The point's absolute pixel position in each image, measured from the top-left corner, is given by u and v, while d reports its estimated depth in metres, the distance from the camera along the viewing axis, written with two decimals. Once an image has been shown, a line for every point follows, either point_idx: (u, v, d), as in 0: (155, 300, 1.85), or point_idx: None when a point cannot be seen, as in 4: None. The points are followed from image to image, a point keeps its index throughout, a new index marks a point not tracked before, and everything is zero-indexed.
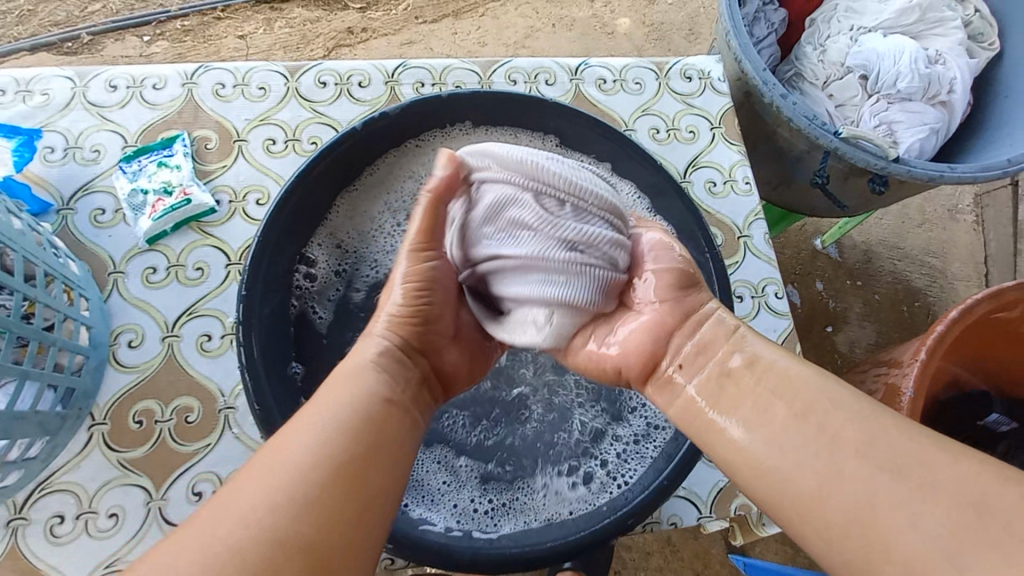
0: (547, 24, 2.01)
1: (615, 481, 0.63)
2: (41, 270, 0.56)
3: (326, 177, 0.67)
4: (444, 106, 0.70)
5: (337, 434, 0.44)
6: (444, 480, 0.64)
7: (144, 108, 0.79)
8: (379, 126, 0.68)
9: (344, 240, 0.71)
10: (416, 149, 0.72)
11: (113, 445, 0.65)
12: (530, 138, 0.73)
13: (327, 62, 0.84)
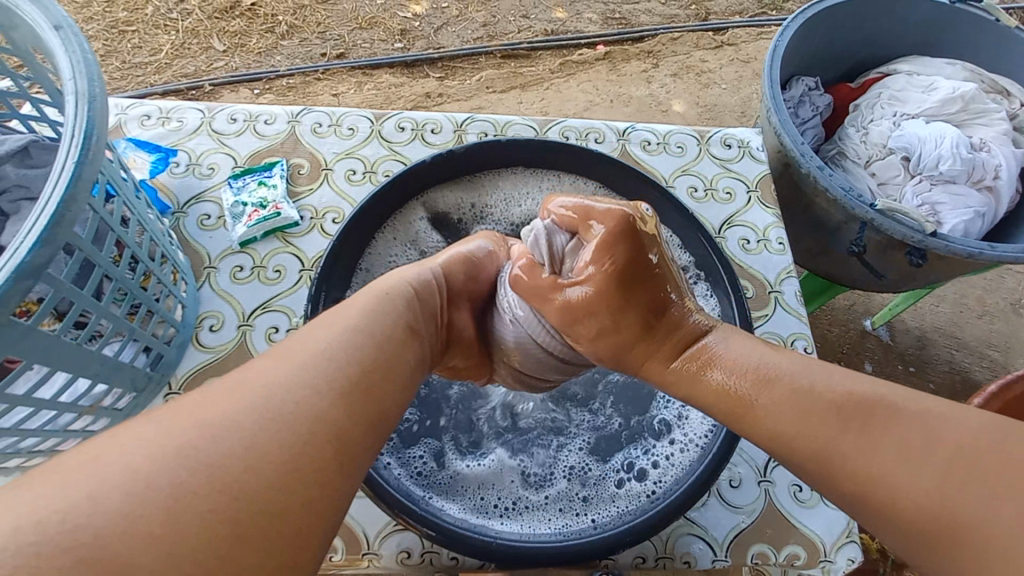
0: (606, 100, 2.18)
1: (635, 490, 0.66)
2: (160, 252, 0.68)
3: (391, 201, 0.75)
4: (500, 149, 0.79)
5: (348, 343, 0.48)
6: (470, 473, 0.68)
7: (254, 137, 0.95)
8: (443, 161, 0.77)
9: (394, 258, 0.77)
10: (470, 183, 0.81)
11: None
12: (572, 183, 0.81)
13: (407, 112, 0.99)
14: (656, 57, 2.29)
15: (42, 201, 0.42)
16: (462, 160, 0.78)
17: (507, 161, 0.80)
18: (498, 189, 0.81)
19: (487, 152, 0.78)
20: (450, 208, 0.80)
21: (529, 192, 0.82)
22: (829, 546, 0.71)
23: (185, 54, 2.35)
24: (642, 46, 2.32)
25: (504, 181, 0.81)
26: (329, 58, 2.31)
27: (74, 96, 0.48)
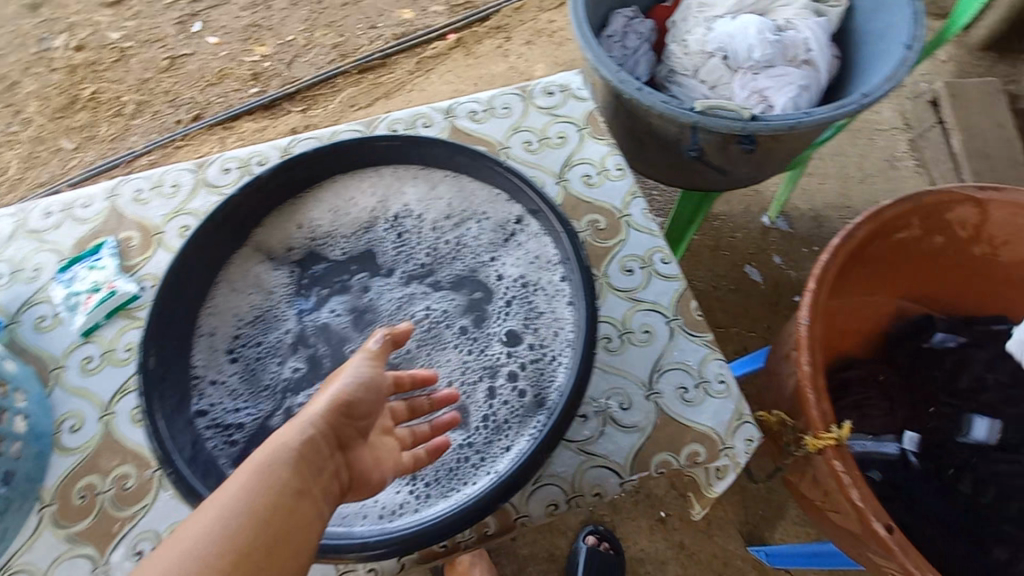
0: (470, 84, 2.19)
1: (537, 402, 0.67)
2: None
3: (213, 238, 0.72)
4: (312, 158, 0.77)
5: (235, 517, 0.43)
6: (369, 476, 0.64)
7: (76, 224, 0.91)
8: (256, 185, 0.75)
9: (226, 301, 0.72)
10: (295, 202, 0.79)
11: (61, 523, 0.70)
12: (394, 171, 0.81)
13: (228, 153, 0.96)
14: (507, 31, 2.31)
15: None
16: (272, 182, 0.76)
17: (321, 170, 0.79)
18: (323, 203, 0.79)
19: (295, 167, 0.76)
20: (280, 231, 0.77)
21: (353, 194, 0.80)
22: (724, 433, 0.73)
23: (35, 163, 2.23)
24: (490, 24, 2.33)
25: (325, 192, 0.80)
26: (185, 123, 2.23)
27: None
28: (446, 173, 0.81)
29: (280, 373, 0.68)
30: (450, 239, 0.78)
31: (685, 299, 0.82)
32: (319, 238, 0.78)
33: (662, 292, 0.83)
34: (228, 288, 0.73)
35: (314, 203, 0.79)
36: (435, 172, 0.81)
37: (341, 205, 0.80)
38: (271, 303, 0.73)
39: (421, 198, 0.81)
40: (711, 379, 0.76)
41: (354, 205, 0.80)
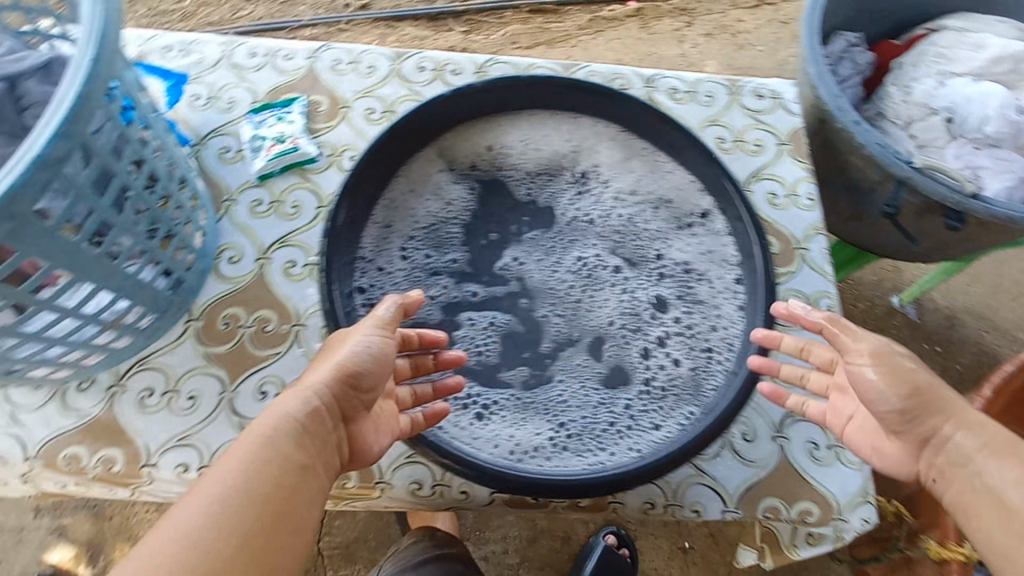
0: (635, 59, 2.11)
1: (692, 392, 0.65)
2: (179, 176, 0.68)
3: (403, 139, 0.73)
4: (519, 86, 0.75)
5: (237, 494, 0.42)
6: (502, 411, 0.64)
7: (274, 73, 0.93)
8: (461, 96, 0.74)
9: (397, 202, 0.73)
10: (486, 124, 0.78)
11: (203, 340, 0.75)
12: (590, 124, 0.78)
13: (428, 51, 0.96)
14: (690, 16, 2.19)
15: (60, 95, 0.41)
16: (477, 97, 0.75)
17: (527, 102, 0.78)
18: (515, 132, 0.78)
19: (505, 87, 0.75)
20: (465, 149, 0.77)
21: (547, 134, 0.78)
22: (843, 505, 0.70)
23: (210, 2, 2.31)
24: (676, 3, 2.21)
25: (520, 123, 0.78)
26: (353, 9, 2.25)
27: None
28: (645, 145, 0.78)
29: (446, 288, 0.69)
30: (628, 210, 0.75)
31: None
32: (502, 166, 0.77)
33: None
34: (406, 187, 0.75)
35: (504, 132, 0.77)
36: (635, 139, 0.78)
37: (532, 141, 0.77)
38: (448, 218, 0.73)
39: (613, 161, 0.77)
40: (847, 447, 0.72)
41: (545, 145, 0.77)
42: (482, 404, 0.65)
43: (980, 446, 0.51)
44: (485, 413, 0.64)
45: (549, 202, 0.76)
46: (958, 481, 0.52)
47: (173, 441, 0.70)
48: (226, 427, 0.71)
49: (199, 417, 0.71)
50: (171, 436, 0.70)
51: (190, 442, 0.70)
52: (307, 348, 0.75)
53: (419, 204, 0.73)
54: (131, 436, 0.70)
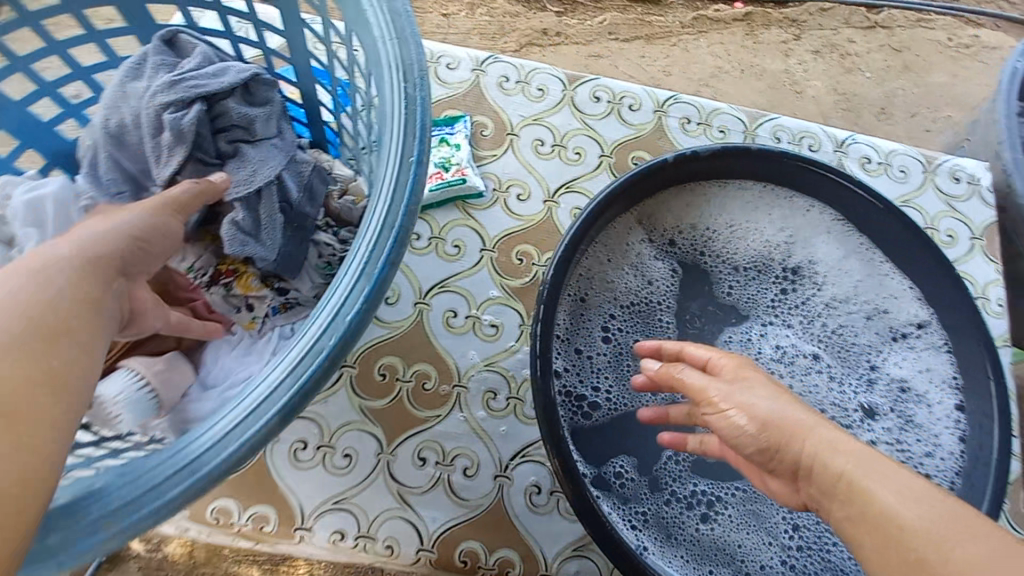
0: (736, 69, 1.98)
1: None
2: None
3: (618, 205, 0.64)
4: (747, 158, 0.67)
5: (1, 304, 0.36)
6: (717, 525, 0.60)
7: (435, 83, 0.83)
8: (686, 164, 0.65)
9: (594, 272, 0.66)
10: (695, 190, 0.69)
11: (359, 391, 0.69)
12: (805, 206, 0.71)
13: (604, 79, 0.86)
14: (800, 28, 2.05)
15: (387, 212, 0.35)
16: (697, 168, 0.66)
17: (740, 176, 0.68)
18: (728, 207, 0.70)
19: (730, 159, 0.66)
20: (669, 217, 0.69)
21: (761, 213, 0.71)
22: None
23: None
24: (787, 12, 2.05)
25: (735, 199, 0.70)
26: None
27: (394, 65, 0.38)
28: (861, 239, 0.71)
29: None
30: (841, 310, 0.70)
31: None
32: (709, 247, 0.71)
33: None
34: (608, 257, 0.67)
35: (713, 204, 0.70)
36: (852, 232, 0.70)
37: (748, 223, 0.71)
38: (653, 299, 0.69)
39: (829, 254, 0.71)
40: None
41: (760, 228, 0.71)
42: (706, 512, 0.61)
43: (855, 466, 0.38)
44: (706, 528, 0.60)
45: (760, 291, 0.71)
46: (846, 505, 0.38)
47: (327, 503, 0.64)
48: (384, 494, 0.65)
49: (355, 479, 0.65)
50: (326, 498, 0.64)
51: (345, 506, 0.65)
52: (469, 413, 0.70)
53: (619, 276, 0.67)
54: (282, 494, 0.64)
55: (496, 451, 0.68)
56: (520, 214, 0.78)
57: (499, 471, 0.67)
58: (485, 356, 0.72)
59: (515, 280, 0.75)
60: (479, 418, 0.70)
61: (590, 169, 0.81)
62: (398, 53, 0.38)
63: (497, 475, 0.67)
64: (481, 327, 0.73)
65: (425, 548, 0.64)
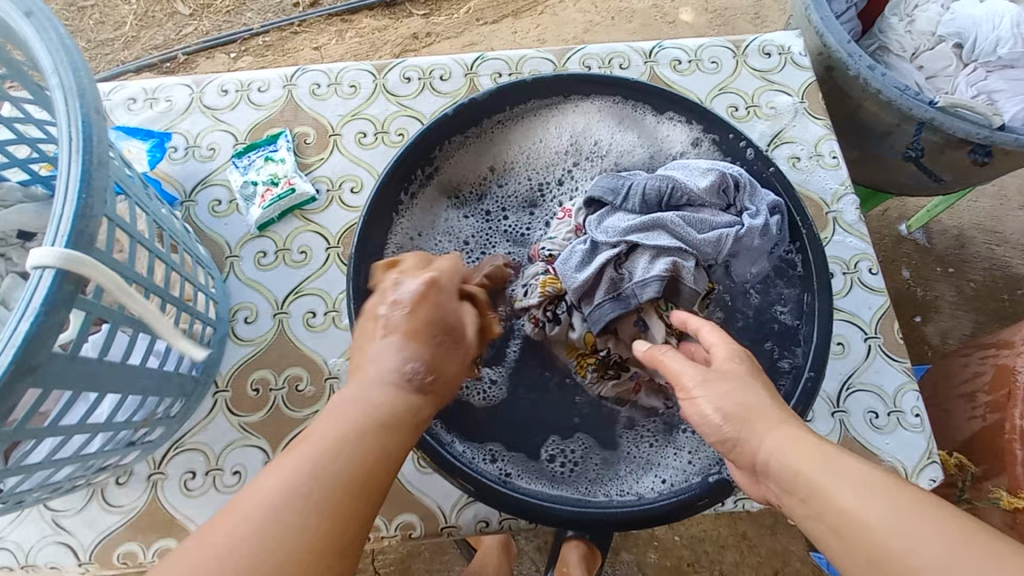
0: (606, 17, 2.02)
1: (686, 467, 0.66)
2: (183, 251, 0.62)
3: (410, 167, 0.72)
4: (518, 89, 0.76)
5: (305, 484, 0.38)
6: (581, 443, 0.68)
7: (251, 109, 0.87)
8: (463, 113, 0.74)
9: (413, 230, 0.73)
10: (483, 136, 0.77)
11: (235, 411, 0.72)
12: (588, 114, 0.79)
13: (410, 59, 0.90)
14: None
15: (56, 217, 0.37)
16: (473, 111, 0.75)
17: (515, 107, 0.77)
18: (510, 140, 0.78)
19: (502, 95, 0.76)
20: (468, 168, 0.77)
21: (544, 131, 0.79)
22: (911, 469, 0.70)
23: (150, 22, 2.00)
24: None
25: (513, 129, 0.78)
26: (303, 7, 2.04)
27: (66, 90, 0.41)
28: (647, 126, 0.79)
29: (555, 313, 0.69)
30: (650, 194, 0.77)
31: (888, 318, 0.76)
32: (498, 185, 0.78)
33: (864, 305, 0.76)
34: (419, 225, 0.73)
35: (506, 141, 0.78)
36: (621, 117, 0.79)
37: (530, 146, 0.79)
38: (476, 248, 0.76)
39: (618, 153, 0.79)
40: (907, 411, 0.72)
41: (540, 150, 0.79)
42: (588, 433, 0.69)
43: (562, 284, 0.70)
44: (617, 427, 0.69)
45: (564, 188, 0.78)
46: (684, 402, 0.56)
47: None
48: None
49: None
50: None
51: None
52: None
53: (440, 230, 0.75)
54: (181, 524, 0.67)
55: None
56: (355, 205, 0.82)
57: None
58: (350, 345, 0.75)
59: None
60: None
61: None
62: (63, 82, 0.42)
63: None
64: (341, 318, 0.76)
65: None
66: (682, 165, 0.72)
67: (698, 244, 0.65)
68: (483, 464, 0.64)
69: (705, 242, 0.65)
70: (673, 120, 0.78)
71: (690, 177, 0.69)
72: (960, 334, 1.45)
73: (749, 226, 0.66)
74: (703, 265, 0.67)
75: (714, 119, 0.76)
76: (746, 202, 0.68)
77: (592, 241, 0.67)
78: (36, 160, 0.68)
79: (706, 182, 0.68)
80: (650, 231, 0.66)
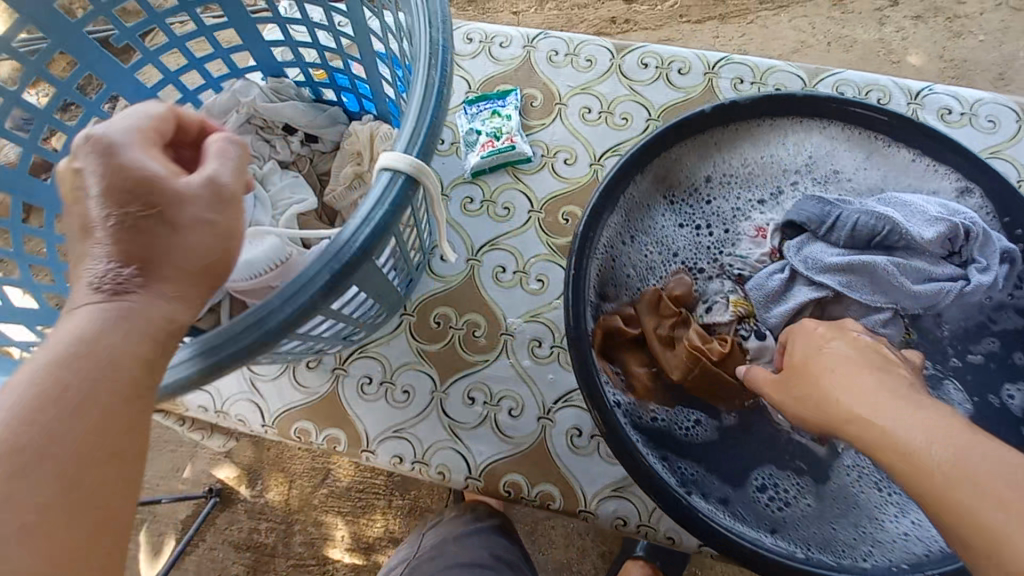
0: (821, 42, 1.87)
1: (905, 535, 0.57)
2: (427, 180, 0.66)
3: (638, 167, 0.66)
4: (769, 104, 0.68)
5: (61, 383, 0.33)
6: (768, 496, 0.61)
7: (489, 62, 0.91)
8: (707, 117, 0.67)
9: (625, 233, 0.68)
10: (716, 145, 0.70)
11: (416, 336, 0.77)
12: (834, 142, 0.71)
13: (653, 45, 0.88)
14: None
15: (412, 129, 0.40)
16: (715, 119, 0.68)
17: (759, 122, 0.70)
18: (734, 153, 0.71)
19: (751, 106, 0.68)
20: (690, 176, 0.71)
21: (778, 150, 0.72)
22: None
23: None
24: None
25: (738, 141, 0.71)
26: None
27: (426, 17, 0.44)
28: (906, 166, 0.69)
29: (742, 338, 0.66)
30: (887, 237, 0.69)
31: None
32: (709, 200, 0.73)
33: None
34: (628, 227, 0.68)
35: (738, 155, 0.71)
36: (864, 145, 0.70)
37: (750, 164, 0.72)
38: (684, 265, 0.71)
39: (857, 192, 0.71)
40: None
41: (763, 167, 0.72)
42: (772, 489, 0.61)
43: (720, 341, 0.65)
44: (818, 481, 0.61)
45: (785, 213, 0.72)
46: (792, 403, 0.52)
47: (388, 431, 0.72)
48: (438, 427, 0.72)
49: (412, 412, 0.73)
50: (387, 427, 0.72)
51: (403, 434, 0.72)
52: (515, 358, 0.75)
53: (647, 236, 0.70)
54: (350, 421, 0.73)
55: (540, 394, 0.73)
56: (566, 176, 0.83)
57: (542, 413, 0.72)
58: (530, 308, 0.76)
59: (561, 238, 0.80)
60: (525, 365, 0.74)
61: (636, 134, 0.84)
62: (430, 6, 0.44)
63: (539, 416, 0.72)
64: (527, 281, 0.78)
65: (473, 478, 0.70)
66: (900, 202, 0.66)
67: (923, 297, 0.62)
68: (670, 478, 0.58)
69: (922, 296, 0.62)
70: (926, 162, 0.69)
71: (911, 223, 0.63)
72: None
73: (978, 284, 0.62)
74: (902, 312, 0.64)
75: (996, 173, 0.65)
76: (978, 255, 0.63)
77: (789, 271, 0.66)
78: (316, 65, 0.75)
79: (928, 226, 0.63)
80: (860, 275, 0.63)
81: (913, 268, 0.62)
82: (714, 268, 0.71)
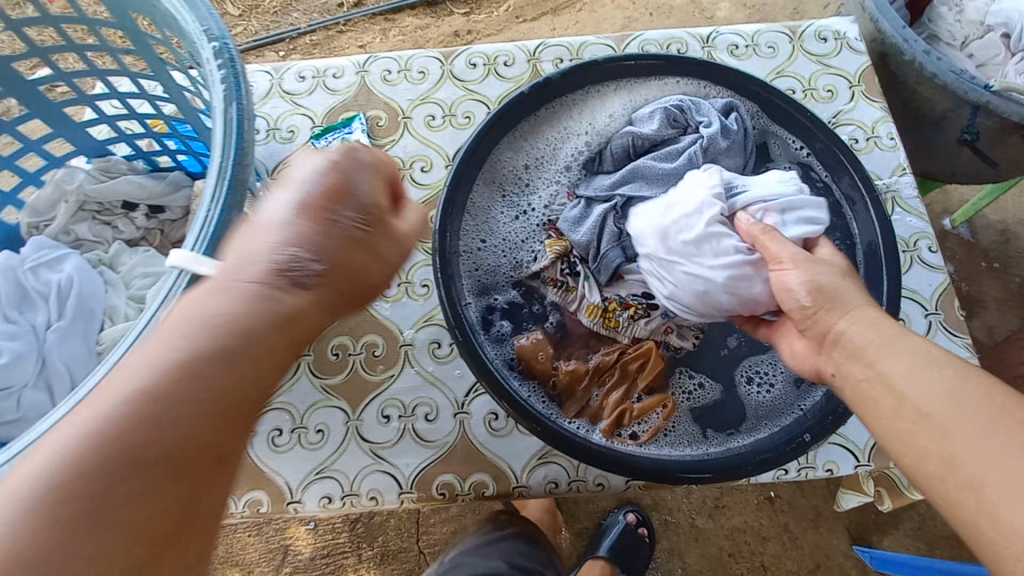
0: (645, 14, 2.04)
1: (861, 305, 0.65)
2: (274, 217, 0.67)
3: (467, 170, 0.67)
4: (568, 76, 0.71)
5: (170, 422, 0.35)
6: (696, 388, 0.63)
7: (327, 94, 0.91)
8: (518, 103, 0.69)
9: (474, 237, 0.68)
10: (533, 127, 0.72)
11: (317, 373, 0.76)
12: (637, 87, 0.74)
13: (475, 46, 0.93)
14: None
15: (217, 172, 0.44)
16: (524, 103, 0.70)
17: (565, 94, 0.72)
18: (544, 133, 0.72)
19: (554, 84, 0.71)
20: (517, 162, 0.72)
21: (589, 113, 0.73)
22: None
23: None
24: None
25: (541, 124, 0.72)
26: (346, 8, 1.96)
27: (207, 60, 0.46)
28: (699, 95, 0.75)
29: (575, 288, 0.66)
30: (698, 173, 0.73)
31: (949, 295, 0.77)
32: (534, 181, 0.72)
33: (925, 282, 0.77)
34: (477, 237, 0.69)
35: (553, 128, 0.72)
36: (645, 92, 0.74)
37: (560, 132, 0.73)
38: (523, 248, 0.70)
39: None
40: None
41: (572, 130, 0.73)
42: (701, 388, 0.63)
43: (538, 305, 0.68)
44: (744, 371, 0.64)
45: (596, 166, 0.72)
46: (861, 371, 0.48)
47: (310, 476, 0.71)
48: (359, 454, 0.72)
49: (330, 449, 0.72)
50: (308, 471, 0.71)
51: (327, 474, 0.71)
52: (420, 366, 0.76)
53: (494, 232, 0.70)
54: (269, 476, 0.71)
55: (451, 392, 0.74)
56: (426, 183, 0.85)
57: (458, 408, 0.74)
58: (422, 315, 0.78)
59: None
60: (430, 369, 0.76)
61: None
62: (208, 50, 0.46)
63: (456, 413, 0.73)
64: (414, 289, 0.80)
65: (406, 491, 0.70)
66: (626, 117, 0.72)
67: (682, 175, 0.66)
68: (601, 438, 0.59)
69: (681, 174, 0.66)
70: (701, 89, 0.75)
71: (637, 127, 0.69)
72: (1007, 329, 1.40)
73: (711, 134, 0.66)
74: None
75: (758, 86, 0.73)
76: (698, 117, 0.69)
77: (585, 202, 0.68)
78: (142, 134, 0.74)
79: (654, 118, 0.69)
80: (637, 181, 0.67)
81: (661, 158, 0.67)
82: (537, 236, 0.70)
